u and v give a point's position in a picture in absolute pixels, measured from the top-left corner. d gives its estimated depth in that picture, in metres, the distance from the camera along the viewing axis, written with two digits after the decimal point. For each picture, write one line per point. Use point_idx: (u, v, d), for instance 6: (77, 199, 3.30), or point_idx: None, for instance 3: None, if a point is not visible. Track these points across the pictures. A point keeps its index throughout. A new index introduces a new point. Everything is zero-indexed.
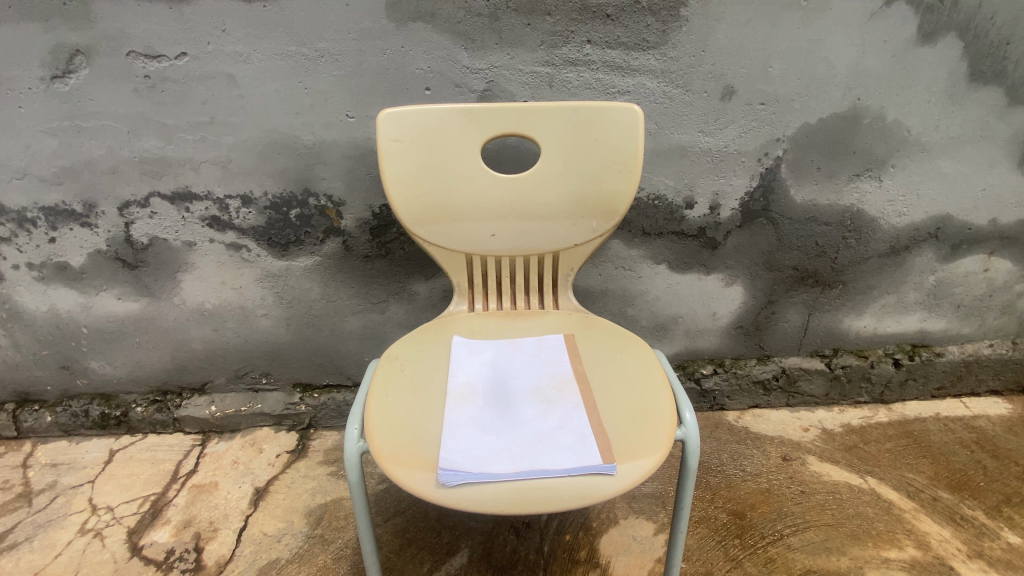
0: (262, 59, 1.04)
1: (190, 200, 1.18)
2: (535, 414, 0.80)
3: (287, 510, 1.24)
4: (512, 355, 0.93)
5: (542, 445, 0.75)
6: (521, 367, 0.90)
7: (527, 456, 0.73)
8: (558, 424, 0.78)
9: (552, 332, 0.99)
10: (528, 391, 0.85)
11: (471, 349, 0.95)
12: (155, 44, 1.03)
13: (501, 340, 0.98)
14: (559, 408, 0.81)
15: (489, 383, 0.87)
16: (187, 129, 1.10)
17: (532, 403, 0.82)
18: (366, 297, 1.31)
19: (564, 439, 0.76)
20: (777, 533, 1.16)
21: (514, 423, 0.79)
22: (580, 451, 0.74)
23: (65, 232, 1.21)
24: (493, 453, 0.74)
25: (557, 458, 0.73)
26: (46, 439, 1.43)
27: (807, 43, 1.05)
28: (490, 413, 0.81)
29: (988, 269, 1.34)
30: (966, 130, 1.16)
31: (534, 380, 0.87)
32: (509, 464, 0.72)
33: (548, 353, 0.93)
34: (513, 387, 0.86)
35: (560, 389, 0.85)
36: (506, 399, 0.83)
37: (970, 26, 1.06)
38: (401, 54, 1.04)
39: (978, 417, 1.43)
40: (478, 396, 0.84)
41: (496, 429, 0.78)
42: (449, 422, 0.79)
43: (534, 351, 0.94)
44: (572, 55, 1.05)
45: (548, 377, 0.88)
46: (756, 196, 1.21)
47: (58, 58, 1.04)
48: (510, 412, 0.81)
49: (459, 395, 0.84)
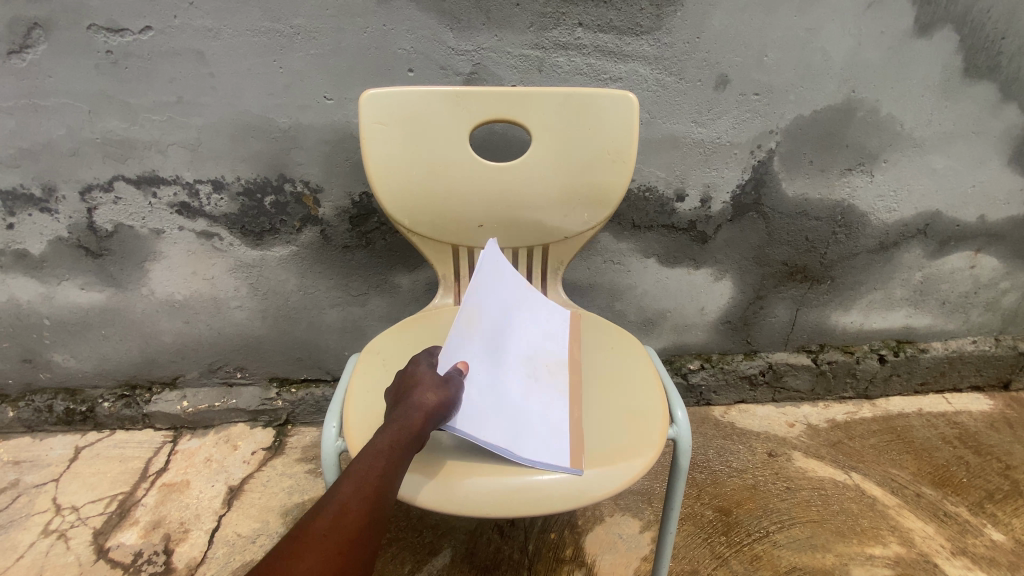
0: (233, 35, 0.97)
1: (157, 184, 1.11)
2: (523, 386, 0.74)
3: (262, 509, 1.20)
4: (524, 299, 0.83)
5: (520, 426, 0.69)
6: (525, 326, 0.81)
7: (502, 436, 0.67)
8: (539, 410, 0.72)
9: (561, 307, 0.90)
10: (522, 354, 0.77)
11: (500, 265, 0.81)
12: (118, 17, 0.95)
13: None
14: (543, 391, 0.75)
15: (497, 322, 0.76)
16: (153, 109, 1.03)
17: (522, 374, 0.75)
18: (346, 289, 1.26)
19: (540, 427, 0.71)
20: (763, 531, 1.15)
21: (502, 388, 0.71)
22: (553, 444, 0.70)
23: (23, 218, 1.14)
24: (471, 417, 0.67)
25: (533, 450, 0.68)
26: (9, 436, 1.37)
27: (804, 33, 1.02)
28: (482, 364, 0.72)
29: (974, 266, 1.34)
30: (959, 125, 1.14)
31: (531, 347, 0.79)
32: (483, 435, 0.65)
33: (551, 326, 0.85)
34: (511, 345, 0.77)
35: (553, 371, 0.79)
36: (502, 355, 0.75)
37: (966, 19, 1.04)
38: (382, 33, 0.98)
39: (960, 413, 1.44)
40: (482, 334, 0.74)
41: (482, 387, 0.70)
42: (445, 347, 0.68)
43: (539, 313, 0.85)
44: (562, 39, 1.01)
45: (545, 352, 0.81)
46: (747, 189, 1.18)
47: (15, 32, 0.96)
48: (501, 373, 0.73)
49: (466, 319, 0.72)
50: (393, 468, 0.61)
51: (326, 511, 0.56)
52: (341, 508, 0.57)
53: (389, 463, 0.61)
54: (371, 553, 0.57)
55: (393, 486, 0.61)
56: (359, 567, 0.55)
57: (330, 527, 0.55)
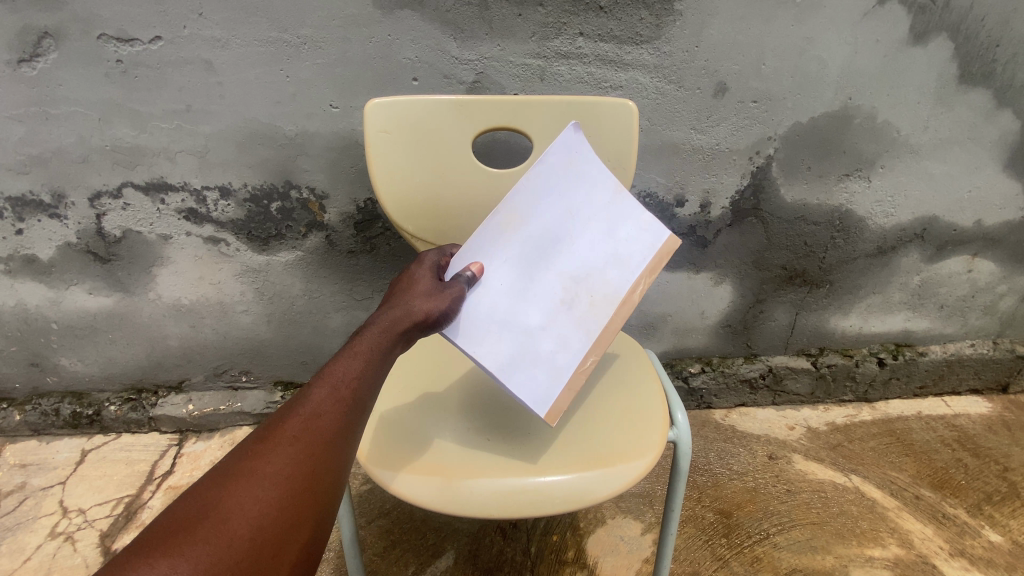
0: (240, 45, 0.99)
1: (165, 191, 1.13)
2: (546, 308, 0.68)
3: None
4: (593, 211, 0.71)
5: (520, 353, 0.66)
6: (587, 242, 0.71)
7: (495, 358, 0.65)
8: (549, 341, 0.67)
9: (658, 221, 0.71)
10: (565, 274, 0.70)
11: (570, 168, 0.71)
12: (128, 28, 0.97)
13: (607, 177, 0.72)
14: (565, 323, 0.68)
15: (544, 234, 0.70)
16: (162, 117, 1.05)
17: (553, 296, 0.69)
18: (350, 294, 1.28)
19: (539, 358, 0.66)
20: (763, 533, 1.16)
21: (519, 308, 0.68)
22: (542, 380, 0.66)
23: (32, 224, 1.16)
24: (474, 330, 0.66)
25: (521, 385, 0.65)
26: (15, 439, 1.38)
27: (801, 41, 1.04)
28: (509, 277, 0.69)
29: (971, 270, 1.36)
30: (955, 132, 1.16)
31: (584, 268, 0.70)
32: (473, 351, 0.65)
33: (625, 251, 0.71)
34: (556, 260, 0.70)
35: (593, 305, 0.69)
36: (540, 269, 0.70)
37: (961, 27, 1.05)
38: (387, 43, 1.00)
39: (959, 416, 1.45)
40: (522, 241, 0.70)
41: (498, 300, 0.68)
42: (464, 250, 0.68)
43: (616, 232, 0.71)
44: (563, 48, 1.03)
45: (600, 276, 0.70)
46: (746, 195, 1.20)
47: (25, 41, 0.98)
48: (526, 291, 0.69)
49: (501, 223, 0.69)
50: (375, 369, 0.59)
51: (298, 411, 0.54)
52: (316, 409, 0.54)
53: (370, 364, 0.59)
54: (348, 454, 0.55)
55: (374, 386, 0.59)
56: (335, 468, 0.53)
57: (302, 428, 0.52)
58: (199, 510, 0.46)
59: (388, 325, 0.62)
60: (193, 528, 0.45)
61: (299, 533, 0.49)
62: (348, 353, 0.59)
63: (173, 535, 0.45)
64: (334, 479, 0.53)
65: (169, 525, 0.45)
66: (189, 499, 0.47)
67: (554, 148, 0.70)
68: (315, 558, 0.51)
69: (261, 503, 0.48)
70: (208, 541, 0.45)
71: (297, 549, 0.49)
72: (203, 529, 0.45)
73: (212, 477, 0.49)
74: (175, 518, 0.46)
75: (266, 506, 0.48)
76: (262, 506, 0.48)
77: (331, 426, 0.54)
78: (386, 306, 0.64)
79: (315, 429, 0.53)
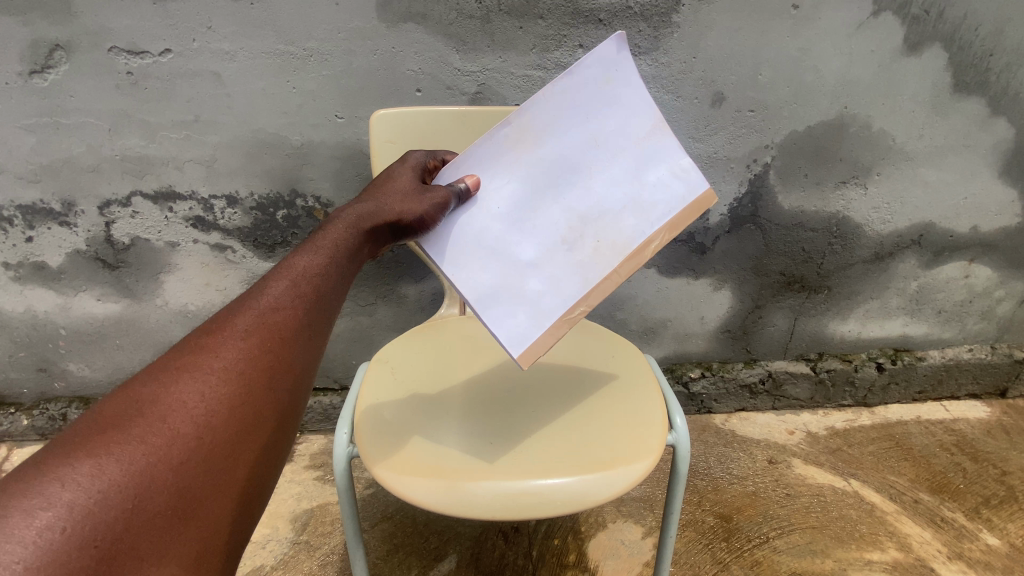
0: (248, 57, 1.02)
1: (173, 199, 1.15)
2: (543, 244, 0.61)
3: (272, 515, 1.23)
4: (621, 142, 0.63)
5: (501, 287, 0.60)
6: (607, 177, 0.62)
7: (473, 289, 0.59)
8: (539, 281, 0.60)
9: (697, 170, 0.61)
10: (575, 209, 0.62)
11: (603, 89, 0.62)
12: (139, 41, 1.00)
13: (648, 107, 0.62)
14: (561, 264, 0.60)
15: (561, 160, 0.63)
16: (171, 127, 1.08)
17: (555, 230, 0.62)
18: (354, 300, 1.30)
19: (523, 298, 0.60)
20: (763, 536, 1.17)
21: (513, 238, 0.62)
22: (522, 322, 0.59)
23: (43, 231, 1.18)
24: (459, 254, 0.61)
25: (494, 321, 0.58)
26: (24, 443, 1.40)
27: (797, 52, 1.06)
28: (511, 201, 0.62)
29: (968, 275, 1.37)
30: (950, 140, 1.18)
31: (597, 205, 0.62)
32: (452, 276, 0.60)
33: (647, 196, 0.62)
34: (569, 190, 0.63)
35: (597, 250, 0.60)
36: (549, 198, 0.63)
37: (954, 37, 1.07)
38: (391, 55, 1.02)
39: (958, 420, 1.46)
40: (534, 161, 0.63)
41: (495, 226, 0.62)
42: (461, 160, 0.62)
43: (640, 173, 0.62)
44: (563, 59, 1.05)
45: (615, 220, 0.61)
46: (744, 202, 1.22)
47: (37, 53, 1.00)
48: (526, 220, 0.62)
49: (512, 137, 0.62)
50: (339, 268, 0.57)
51: (249, 309, 0.53)
52: (269, 305, 0.53)
53: (333, 262, 0.57)
54: (306, 352, 0.54)
55: (338, 287, 0.57)
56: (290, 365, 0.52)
57: (253, 324, 0.52)
58: (132, 408, 0.44)
59: (354, 222, 0.59)
60: (126, 424, 0.42)
61: (254, 435, 0.48)
62: (310, 246, 0.57)
63: (102, 431, 0.42)
64: (290, 379, 0.52)
65: (95, 422, 0.42)
66: (121, 397, 0.45)
67: (586, 62, 0.62)
68: (272, 465, 0.50)
69: (209, 401, 0.46)
70: (145, 437, 0.42)
71: (251, 451, 0.47)
72: (139, 426, 0.43)
73: (147, 376, 0.46)
74: (104, 414, 0.43)
75: (215, 403, 0.46)
76: (209, 404, 0.46)
77: (287, 327, 0.53)
78: (355, 201, 0.62)
79: (269, 330, 0.52)
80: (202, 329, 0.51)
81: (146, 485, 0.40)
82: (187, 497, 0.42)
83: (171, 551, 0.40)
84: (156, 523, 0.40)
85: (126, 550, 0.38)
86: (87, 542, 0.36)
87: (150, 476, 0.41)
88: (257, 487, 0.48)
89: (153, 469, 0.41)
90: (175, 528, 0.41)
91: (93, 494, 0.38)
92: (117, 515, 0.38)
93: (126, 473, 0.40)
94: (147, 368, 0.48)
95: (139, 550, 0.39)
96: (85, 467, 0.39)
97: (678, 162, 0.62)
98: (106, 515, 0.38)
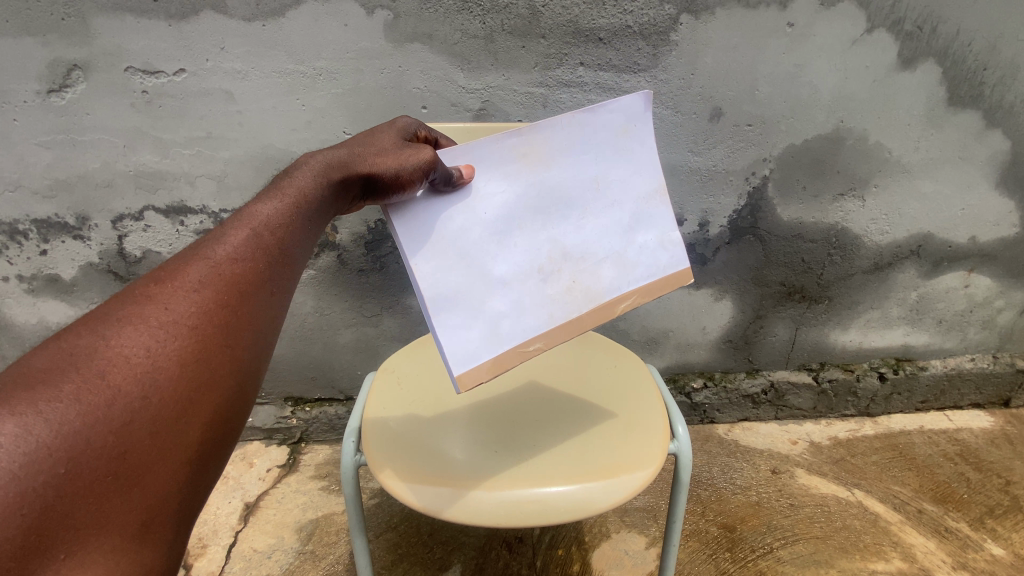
0: (260, 76, 1.05)
1: (184, 213, 1.18)
2: (518, 267, 0.63)
3: (277, 525, 1.25)
4: (621, 195, 0.68)
5: (466, 296, 0.60)
6: (600, 223, 0.67)
7: (440, 290, 0.59)
8: (505, 301, 0.62)
9: (681, 248, 0.72)
10: (562, 242, 0.65)
11: (621, 136, 0.66)
12: (154, 60, 1.03)
13: (654, 173, 0.69)
14: (531, 294, 0.63)
15: (564, 189, 0.65)
16: (184, 144, 1.11)
17: (535, 257, 0.64)
18: (360, 311, 1.32)
19: (484, 315, 0.61)
20: (766, 547, 1.17)
21: (493, 250, 0.62)
22: (478, 339, 0.60)
23: (56, 245, 1.21)
24: (428, 245, 0.59)
25: (450, 332, 0.59)
26: None
27: (793, 68, 1.08)
28: (503, 212, 0.62)
29: (968, 285, 1.38)
30: (945, 152, 1.20)
31: (582, 244, 0.66)
32: (414, 267, 0.57)
33: (628, 255, 0.69)
34: (562, 219, 0.65)
35: (569, 289, 0.65)
36: (540, 222, 0.64)
37: (948, 52, 1.09)
38: (398, 74, 1.06)
39: (961, 430, 1.46)
40: (539, 182, 0.63)
41: (481, 235, 0.62)
42: (461, 148, 0.59)
43: (627, 233, 0.68)
44: (565, 76, 1.08)
45: (595, 267, 0.67)
46: (744, 214, 1.24)
47: (55, 72, 1.03)
48: (510, 237, 0.63)
49: (522, 147, 0.62)
50: (301, 220, 0.58)
51: (202, 261, 0.51)
52: (223, 258, 0.52)
53: (296, 215, 0.58)
54: (261, 307, 0.52)
55: (298, 241, 0.57)
56: (244, 322, 0.51)
57: (205, 278, 0.50)
58: (66, 362, 0.43)
59: (324, 170, 0.61)
60: (59, 381, 0.42)
61: (204, 396, 0.46)
62: (275, 193, 0.58)
63: (31, 387, 0.41)
64: (247, 338, 0.51)
65: (25, 378, 0.41)
66: (55, 352, 0.44)
67: (616, 107, 0.65)
68: (229, 427, 0.48)
69: (150, 357, 0.45)
70: (78, 396, 0.41)
71: (205, 411, 0.46)
72: (73, 384, 0.42)
73: (85, 330, 0.45)
74: (35, 369, 0.42)
75: (158, 361, 0.45)
76: (153, 360, 0.45)
77: (241, 283, 0.52)
78: (333, 147, 0.63)
79: (220, 285, 0.51)
80: (149, 279, 0.50)
81: (79, 449, 0.39)
82: (128, 462, 0.41)
83: (110, 517, 0.40)
84: (93, 488, 0.39)
85: (59, 516, 0.38)
86: (14, 509, 0.36)
87: (83, 438, 0.40)
88: (213, 448, 0.47)
89: (86, 429, 0.40)
90: (116, 493, 0.40)
91: (16, 457, 0.37)
92: (46, 480, 0.38)
93: (55, 433, 0.39)
94: (87, 320, 0.47)
95: (72, 517, 0.38)
96: (8, 426, 0.38)
97: (665, 234, 0.71)
98: (33, 480, 0.37)
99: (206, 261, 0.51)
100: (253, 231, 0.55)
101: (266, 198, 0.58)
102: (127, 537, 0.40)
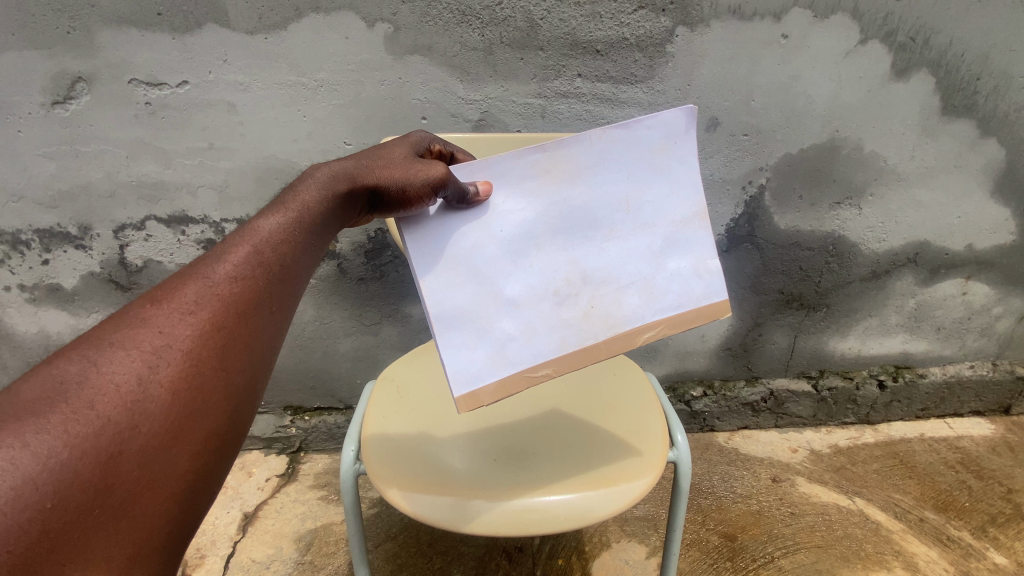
0: (261, 88, 1.06)
1: (186, 223, 1.19)
2: (532, 288, 0.63)
3: (276, 535, 1.24)
4: (653, 216, 0.66)
5: (473, 313, 0.61)
6: (627, 245, 0.65)
7: (449, 307, 0.60)
8: (516, 322, 0.62)
9: (718, 274, 0.68)
10: (581, 264, 0.64)
11: (657, 153, 0.64)
12: (157, 72, 1.04)
13: (692, 194, 0.66)
14: (544, 316, 0.63)
15: (587, 208, 0.64)
16: (186, 154, 1.12)
17: (552, 279, 0.64)
18: (360, 319, 1.32)
19: (491, 332, 0.61)
20: (767, 556, 1.17)
21: (506, 268, 0.63)
22: (485, 358, 0.61)
23: (59, 254, 1.21)
24: (439, 263, 0.60)
25: (454, 350, 0.60)
26: None
27: (787, 79, 1.10)
28: (520, 229, 0.63)
29: (966, 292, 1.39)
30: (940, 161, 1.21)
31: (603, 266, 0.65)
32: (427, 286, 0.59)
33: (655, 280, 0.66)
34: (582, 240, 0.65)
35: (585, 313, 0.64)
36: (559, 242, 0.64)
37: (941, 62, 1.11)
38: (398, 85, 1.07)
39: (962, 438, 1.46)
40: (560, 200, 0.63)
41: (495, 253, 0.62)
42: (479, 164, 0.60)
43: (656, 258, 0.66)
44: (562, 88, 1.09)
45: (615, 292, 0.65)
46: (741, 222, 1.25)
47: (60, 85, 1.04)
48: (525, 257, 0.63)
49: (544, 164, 0.62)
50: (304, 235, 0.59)
51: (197, 281, 0.52)
52: (222, 279, 0.53)
53: (298, 228, 0.59)
54: (260, 326, 0.53)
55: (299, 257, 0.58)
56: (242, 341, 0.51)
57: (202, 299, 0.51)
58: (56, 391, 0.43)
59: (330, 182, 0.62)
60: (48, 410, 0.42)
61: (197, 419, 0.47)
62: (283, 205, 0.59)
63: (20, 416, 0.41)
64: (244, 356, 0.51)
65: (15, 407, 0.41)
66: (45, 381, 0.44)
67: (654, 122, 0.63)
68: (224, 448, 0.49)
69: (143, 385, 0.45)
70: (67, 426, 0.41)
71: (200, 432, 0.47)
72: (63, 414, 0.42)
73: (75, 356, 0.46)
74: (24, 400, 0.42)
75: (150, 388, 0.45)
76: (146, 387, 0.45)
77: (238, 304, 0.52)
78: (343, 158, 0.65)
79: (216, 306, 0.51)
80: (144, 301, 0.50)
81: (67, 481, 0.39)
82: (116, 491, 0.41)
83: (97, 551, 0.40)
84: (80, 520, 0.39)
85: (44, 553, 0.38)
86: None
87: (71, 469, 0.40)
88: (207, 469, 0.47)
89: (74, 460, 0.40)
90: (105, 525, 0.40)
91: (4, 492, 0.37)
92: (31, 516, 0.38)
93: (42, 466, 0.39)
94: (78, 346, 0.47)
95: (59, 552, 0.38)
96: None
97: (703, 260, 0.68)
98: (18, 516, 0.37)
99: (202, 282, 0.52)
100: (253, 249, 0.55)
101: (273, 210, 0.59)
102: (116, 569, 0.40)
